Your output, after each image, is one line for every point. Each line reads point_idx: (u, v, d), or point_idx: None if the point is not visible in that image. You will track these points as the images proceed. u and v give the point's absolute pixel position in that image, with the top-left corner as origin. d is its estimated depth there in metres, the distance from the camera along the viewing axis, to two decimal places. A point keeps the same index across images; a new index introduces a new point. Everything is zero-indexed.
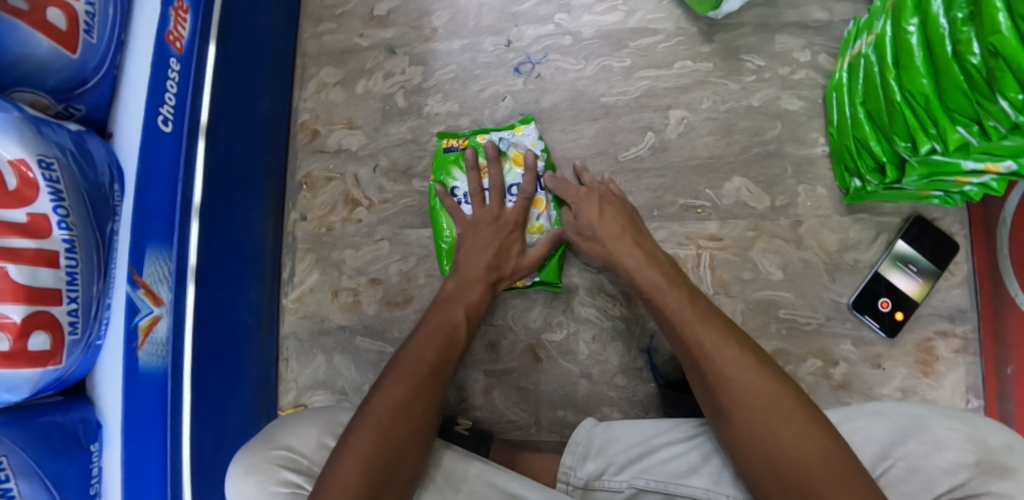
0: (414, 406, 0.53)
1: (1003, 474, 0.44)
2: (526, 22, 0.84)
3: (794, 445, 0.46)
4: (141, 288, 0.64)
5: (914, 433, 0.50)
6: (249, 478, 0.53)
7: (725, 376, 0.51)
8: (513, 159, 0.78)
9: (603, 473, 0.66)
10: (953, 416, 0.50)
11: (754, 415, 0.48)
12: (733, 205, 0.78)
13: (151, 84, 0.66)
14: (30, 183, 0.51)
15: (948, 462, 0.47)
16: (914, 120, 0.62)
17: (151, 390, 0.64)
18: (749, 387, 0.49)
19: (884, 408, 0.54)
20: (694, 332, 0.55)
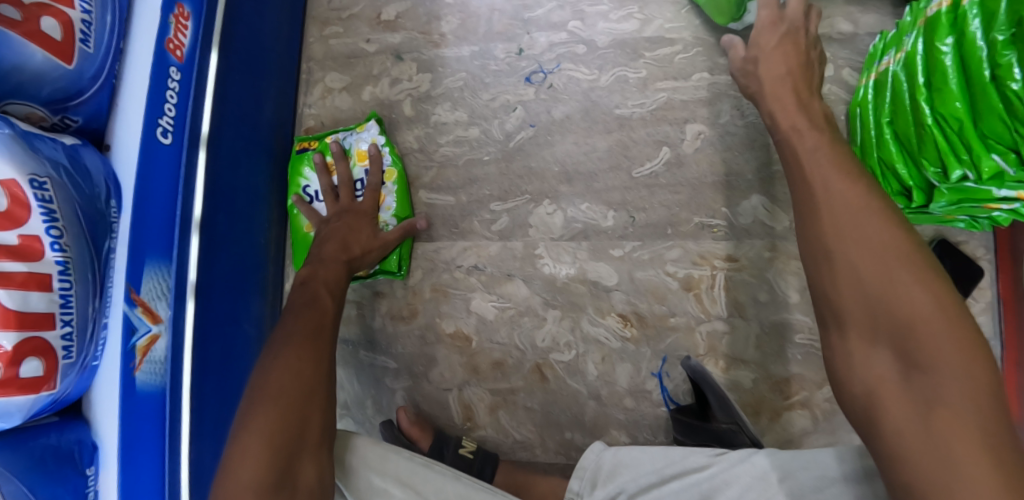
0: (298, 369, 0.51)
1: None
2: (539, 28, 0.81)
3: (903, 294, 0.34)
4: (140, 307, 0.61)
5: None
6: None
7: (840, 210, 0.38)
8: (358, 156, 0.79)
9: None
10: None
11: (864, 252, 0.36)
12: (751, 224, 0.75)
13: (151, 94, 0.64)
14: (22, 203, 0.49)
15: None
16: (946, 143, 0.59)
17: (148, 410, 0.62)
18: (864, 226, 0.37)
19: None
20: (819, 176, 0.42)
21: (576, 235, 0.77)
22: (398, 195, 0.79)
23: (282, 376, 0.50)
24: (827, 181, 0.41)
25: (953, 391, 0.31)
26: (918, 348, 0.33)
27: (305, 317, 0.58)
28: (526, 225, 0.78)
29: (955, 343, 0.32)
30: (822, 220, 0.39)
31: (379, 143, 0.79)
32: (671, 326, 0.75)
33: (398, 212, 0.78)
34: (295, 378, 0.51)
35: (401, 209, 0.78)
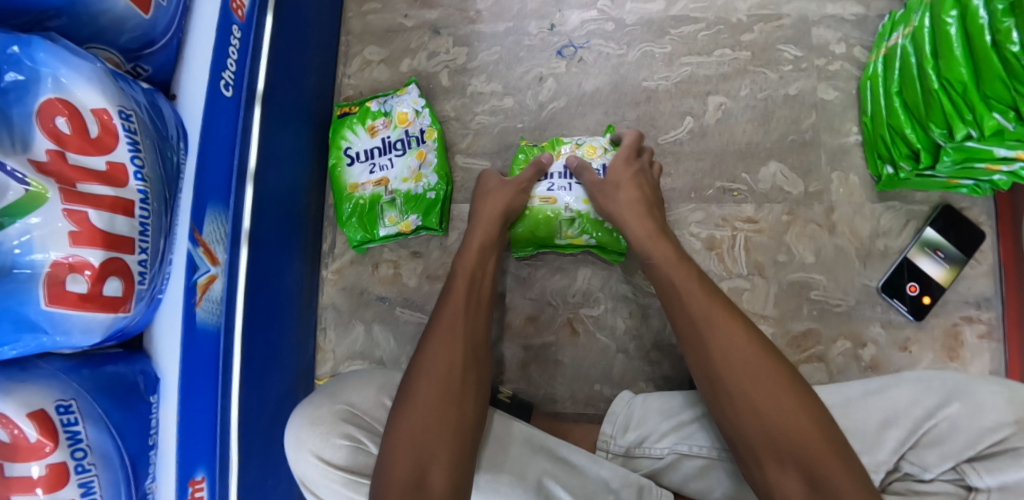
0: (450, 367, 0.58)
1: None
2: (571, 7, 0.86)
3: (798, 426, 0.45)
4: (201, 247, 0.64)
5: (957, 395, 0.52)
6: (316, 428, 0.59)
7: (719, 361, 0.50)
8: (398, 118, 0.84)
9: (644, 441, 0.67)
10: (995, 382, 0.53)
11: (761, 393, 0.47)
12: (770, 190, 0.80)
13: (216, 49, 0.67)
14: (110, 132, 0.52)
15: (991, 421, 0.49)
16: (951, 107, 0.64)
17: (206, 347, 0.66)
18: (741, 360, 0.49)
19: (925, 376, 0.56)
20: (699, 336, 0.52)
21: None
22: (439, 154, 0.83)
23: (435, 371, 0.57)
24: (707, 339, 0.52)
25: (830, 467, 0.43)
26: (817, 477, 0.43)
27: (444, 319, 0.62)
28: None
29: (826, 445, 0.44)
30: (704, 346, 0.51)
31: (418, 106, 0.84)
32: None
33: (438, 170, 0.82)
34: (447, 380, 0.57)
35: (441, 167, 0.83)
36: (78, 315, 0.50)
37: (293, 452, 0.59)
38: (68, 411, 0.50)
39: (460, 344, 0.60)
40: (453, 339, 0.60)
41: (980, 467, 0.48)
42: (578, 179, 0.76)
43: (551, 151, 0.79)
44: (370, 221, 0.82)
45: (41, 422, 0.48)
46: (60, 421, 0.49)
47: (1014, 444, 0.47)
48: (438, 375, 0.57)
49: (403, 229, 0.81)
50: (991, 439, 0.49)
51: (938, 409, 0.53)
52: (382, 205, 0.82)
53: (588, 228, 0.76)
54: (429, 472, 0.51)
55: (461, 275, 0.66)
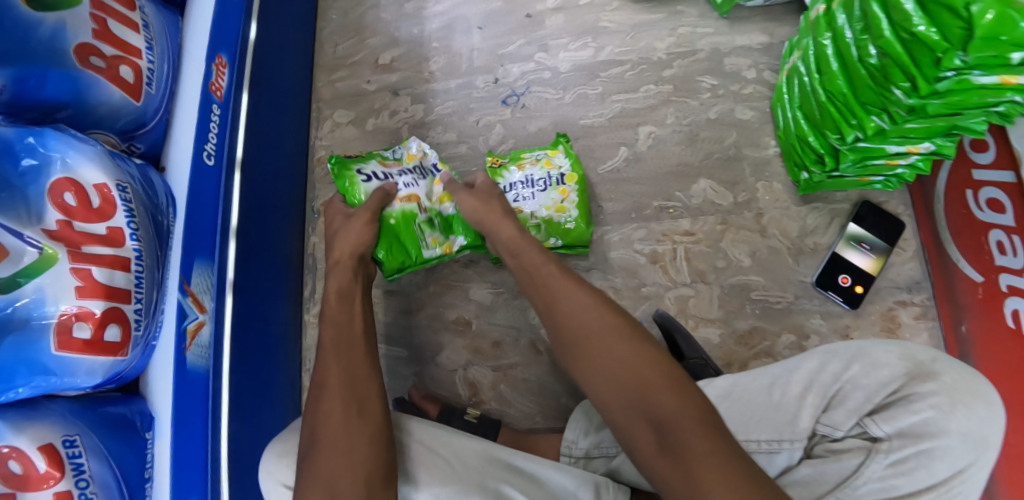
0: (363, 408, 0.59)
1: (927, 378, 0.55)
2: (512, 61, 0.97)
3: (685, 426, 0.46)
4: (190, 297, 0.73)
5: (857, 358, 0.59)
6: (283, 460, 0.65)
7: (608, 373, 0.53)
8: (408, 156, 0.89)
9: (599, 442, 0.74)
10: (890, 342, 0.60)
11: (659, 399, 0.49)
12: (702, 204, 0.88)
13: (198, 125, 0.77)
14: (110, 201, 0.62)
15: (884, 377, 0.57)
16: (839, 115, 0.74)
17: (196, 387, 0.73)
18: (624, 372, 0.52)
19: (835, 345, 0.62)
20: (608, 351, 0.54)
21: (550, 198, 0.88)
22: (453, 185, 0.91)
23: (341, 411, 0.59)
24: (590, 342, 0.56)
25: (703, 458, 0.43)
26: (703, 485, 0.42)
27: (352, 355, 0.65)
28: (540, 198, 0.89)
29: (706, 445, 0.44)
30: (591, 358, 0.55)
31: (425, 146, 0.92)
32: (644, 296, 0.86)
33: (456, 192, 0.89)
34: (343, 423, 0.58)
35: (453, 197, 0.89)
36: (84, 359, 0.58)
37: (268, 483, 0.65)
38: (73, 445, 0.57)
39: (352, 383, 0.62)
40: (337, 379, 0.62)
41: (878, 418, 0.55)
42: (539, 189, 0.85)
43: (509, 170, 0.87)
44: (409, 247, 0.84)
45: (50, 454, 0.54)
46: (65, 453, 0.56)
47: (906, 393, 0.55)
48: (329, 420, 0.58)
49: (446, 252, 0.87)
50: (887, 392, 0.56)
51: (844, 372, 0.59)
52: (420, 226, 0.85)
53: (554, 231, 0.84)
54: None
55: (327, 324, 0.69)
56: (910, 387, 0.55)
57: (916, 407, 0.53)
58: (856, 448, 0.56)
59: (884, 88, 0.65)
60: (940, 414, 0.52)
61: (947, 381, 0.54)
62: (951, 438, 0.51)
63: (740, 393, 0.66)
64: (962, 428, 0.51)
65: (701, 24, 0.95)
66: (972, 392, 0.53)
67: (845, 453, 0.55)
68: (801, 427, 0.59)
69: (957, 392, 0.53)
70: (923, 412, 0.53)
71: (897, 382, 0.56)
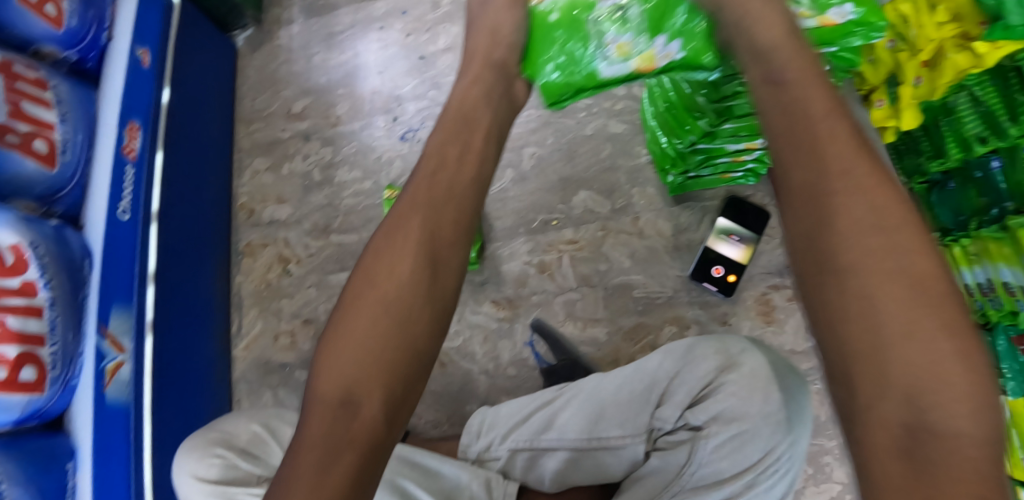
0: (406, 292, 0.43)
1: (733, 369, 0.64)
2: (408, 100, 1.07)
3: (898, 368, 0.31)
4: (108, 339, 0.80)
5: (687, 358, 0.67)
6: (192, 454, 0.73)
7: (872, 290, 0.33)
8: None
9: (490, 446, 0.77)
10: (713, 337, 0.67)
11: (902, 347, 0.31)
12: (583, 213, 0.96)
13: (111, 184, 0.86)
14: (24, 259, 0.70)
15: (703, 371, 0.65)
16: (677, 122, 0.81)
17: (117, 420, 0.80)
18: (903, 292, 0.32)
19: (671, 345, 0.70)
20: (889, 258, 0.33)
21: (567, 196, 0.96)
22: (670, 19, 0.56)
23: (379, 283, 0.44)
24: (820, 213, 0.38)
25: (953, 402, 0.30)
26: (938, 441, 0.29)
27: (393, 300, 0.43)
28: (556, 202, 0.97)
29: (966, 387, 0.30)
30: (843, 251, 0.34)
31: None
32: (534, 303, 0.93)
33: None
34: (394, 293, 0.43)
35: None
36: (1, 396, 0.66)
37: (179, 476, 0.73)
38: None
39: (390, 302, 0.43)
40: (410, 280, 0.44)
41: (695, 409, 0.64)
42: None
43: None
44: (580, 56, 0.58)
45: None
46: None
47: (717, 384, 0.64)
48: (388, 282, 0.44)
49: (644, 69, 0.57)
50: (705, 384, 0.65)
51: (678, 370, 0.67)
52: (598, 21, 0.58)
53: None
54: (351, 382, 0.41)
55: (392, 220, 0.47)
56: (720, 379, 0.64)
57: (721, 398, 0.62)
58: (684, 439, 0.64)
59: (694, 93, 0.73)
60: (740, 401, 0.61)
61: (748, 372, 0.63)
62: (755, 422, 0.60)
63: (595, 394, 0.71)
64: (762, 412, 0.60)
65: None
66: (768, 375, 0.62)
67: (678, 445, 0.64)
68: (641, 423, 0.66)
69: (754, 378, 0.62)
70: (729, 400, 0.62)
71: (709, 374, 0.65)
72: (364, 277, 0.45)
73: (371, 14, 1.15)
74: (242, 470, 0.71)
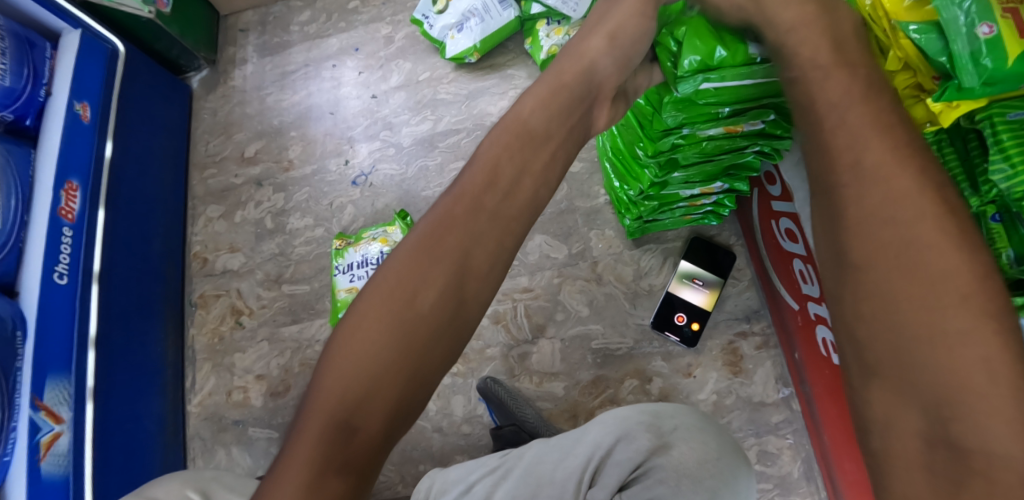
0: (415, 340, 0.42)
1: (663, 451, 0.60)
2: (360, 142, 1.04)
3: (961, 363, 0.31)
4: (43, 411, 0.79)
5: (624, 436, 0.62)
6: None
7: (916, 286, 0.33)
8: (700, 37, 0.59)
9: None
10: (645, 410, 0.64)
11: (966, 388, 0.30)
12: (538, 259, 0.92)
13: (47, 248, 0.84)
14: None
15: (634, 451, 0.60)
16: (625, 168, 0.77)
17: (53, 494, 0.77)
18: (959, 290, 0.32)
19: (608, 417, 0.65)
20: (924, 279, 0.33)
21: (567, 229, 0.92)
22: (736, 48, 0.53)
23: (406, 315, 0.42)
24: (869, 193, 0.36)
25: (993, 401, 0.29)
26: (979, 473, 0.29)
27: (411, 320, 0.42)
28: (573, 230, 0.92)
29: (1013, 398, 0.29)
30: (871, 247, 0.35)
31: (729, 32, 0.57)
32: (488, 356, 0.89)
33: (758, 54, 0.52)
34: (373, 346, 0.41)
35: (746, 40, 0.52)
36: None
37: None
38: None
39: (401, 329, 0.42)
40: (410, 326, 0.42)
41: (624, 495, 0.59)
42: (373, 267, 0.90)
43: (350, 250, 0.93)
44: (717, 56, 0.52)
45: None
46: None
47: (648, 467, 0.59)
48: (365, 334, 0.42)
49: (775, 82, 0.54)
50: (637, 467, 0.60)
51: (612, 445, 0.62)
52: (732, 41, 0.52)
53: None
54: (354, 408, 0.39)
55: (398, 256, 0.45)
56: (651, 462, 0.59)
57: (651, 483, 0.58)
58: None
59: (634, 144, 0.68)
60: (670, 489, 0.57)
61: (677, 456, 0.59)
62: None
63: (533, 463, 0.66)
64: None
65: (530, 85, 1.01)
66: (698, 460, 0.59)
67: None
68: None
69: (685, 462, 0.59)
70: (658, 486, 0.58)
71: (640, 456, 0.60)
72: (445, 293, 0.43)
73: (324, 53, 1.13)
74: None
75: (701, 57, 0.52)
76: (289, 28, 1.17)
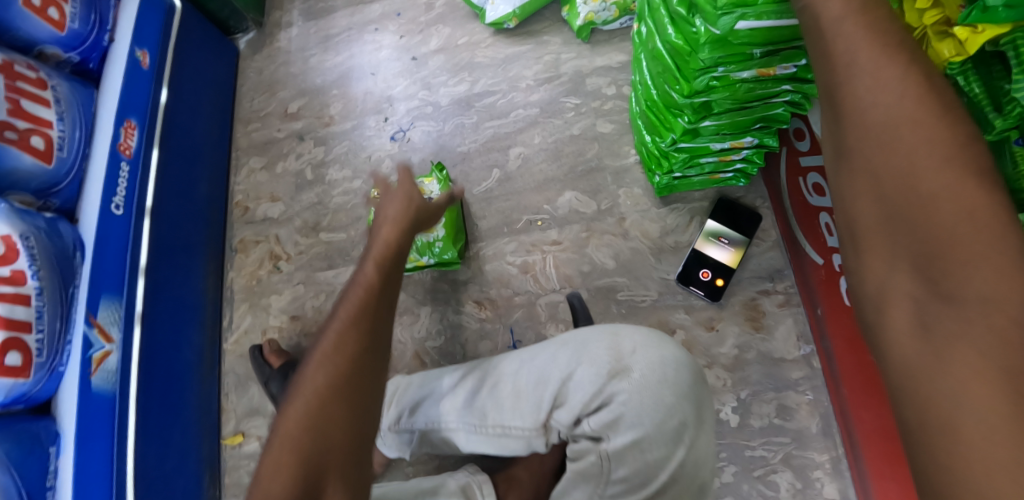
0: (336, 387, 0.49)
1: (622, 374, 0.61)
2: (398, 100, 1.09)
3: (939, 209, 0.33)
4: (96, 328, 0.83)
5: (581, 356, 0.63)
6: None
7: (894, 155, 0.35)
8: None
9: (400, 420, 0.72)
10: (605, 332, 0.65)
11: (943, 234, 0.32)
12: (567, 214, 0.94)
13: (106, 180, 0.89)
14: (14, 249, 0.73)
15: (595, 369, 0.62)
16: (658, 120, 0.80)
17: (101, 406, 0.82)
18: (931, 144, 0.34)
19: (568, 336, 0.66)
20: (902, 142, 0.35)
21: (596, 186, 0.95)
22: None
23: (325, 379, 0.49)
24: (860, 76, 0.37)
25: (980, 249, 0.31)
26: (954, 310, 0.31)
27: (325, 379, 0.49)
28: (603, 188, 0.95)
29: (984, 234, 0.31)
30: (861, 128, 0.37)
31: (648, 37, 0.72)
32: (516, 304, 0.92)
33: None
34: (309, 419, 0.47)
35: None
36: None
37: None
38: None
39: (324, 399, 0.48)
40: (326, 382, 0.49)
41: (590, 417, 0.61)
42: None
43: None
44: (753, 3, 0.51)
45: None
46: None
47: (610, 389, 0.61)
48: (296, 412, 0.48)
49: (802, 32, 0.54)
50: (596, 384, 0.61)
51: (574, 370, 0.62)
52: None
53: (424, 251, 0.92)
54: (318, 469, 0.45)
55: (317, 355, 0.51)
56: (613, 385, 0.61)
57: (616, 405, 0.60)
58: (585, 446, 0.62)
59: (670, 89, 0.71)
60: (633, 409, 0.59)
61: (638, 378, 0.61)
62: (650, 430, 0.59)
63: (501, 379, 0.66)
64: (652, 418, 0.59)
65: (564, 51, 1.04)
66: (658, 378, 0.61)
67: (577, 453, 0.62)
68: (537, 419, 0.63)
69: (645, 383, 0.61)
70: (624, 409, 0.59)
71: (603, 378, 0.61)
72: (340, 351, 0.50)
73: (367, 17, 1.17)
74: None
75: None
76: None
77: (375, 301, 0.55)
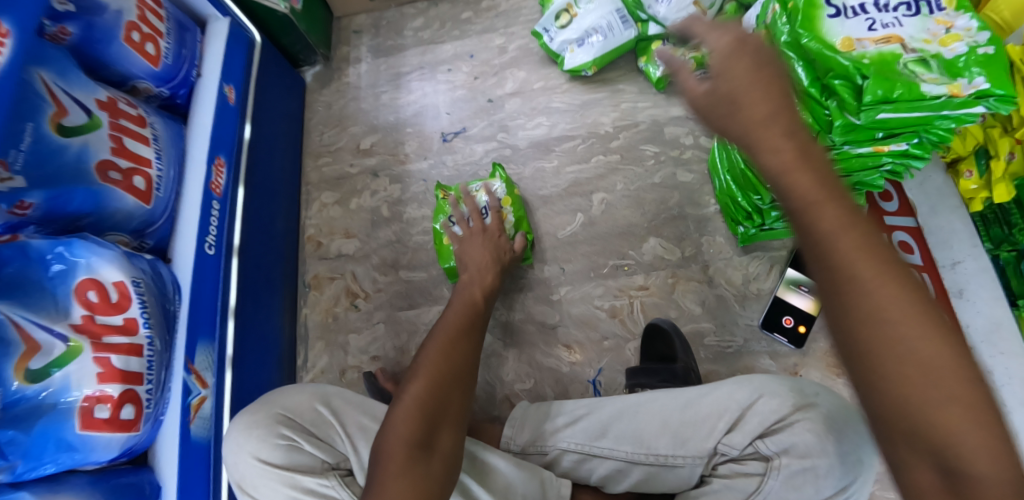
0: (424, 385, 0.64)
1: (808, 408, 0.61)
2: (476, 141, 1.11)
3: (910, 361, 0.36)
4: (194, 374, 0.81)
5: (763, 392, 0.64)
6: (252, 429, 0.67)
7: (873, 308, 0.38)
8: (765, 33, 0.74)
9: (536, 439, 0.75)
10: (787, 379, 0.65)
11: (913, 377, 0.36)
12: (653, 260, 0.98)
13: (200, 219, 0.88)
14: (127, 296, 0.70)
15: (778, 405, 0.62)
16: (755, 179, 0.84)
17: (198, 454, 0.80)
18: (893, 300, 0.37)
19: (744, 378, 0.67)
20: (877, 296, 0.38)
21: (679, 233, 0.99)
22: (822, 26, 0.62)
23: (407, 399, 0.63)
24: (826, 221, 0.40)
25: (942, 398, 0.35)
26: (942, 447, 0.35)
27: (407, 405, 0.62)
28: (686, 236, 0.99)
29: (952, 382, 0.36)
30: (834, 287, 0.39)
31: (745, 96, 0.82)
32: (605, 348, 0.95)
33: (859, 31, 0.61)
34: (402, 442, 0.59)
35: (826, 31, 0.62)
36: (100, 435, 0.65)
37: (233, 454, 0.67)
38: None
39: (439, 380, 0.65)
40: (410, 401, 0.62)
41: (767, 440, 0.61)
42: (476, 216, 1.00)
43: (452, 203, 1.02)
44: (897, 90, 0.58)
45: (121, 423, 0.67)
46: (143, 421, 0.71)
47: (793, 420, 0.60)
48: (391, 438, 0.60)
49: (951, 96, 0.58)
50: (779, 419, 0.61)
51: (754, 400, 0.64)
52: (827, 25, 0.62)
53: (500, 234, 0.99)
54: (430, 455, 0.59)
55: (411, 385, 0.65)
56: (798, 416, 0.60)
57: (796, 430, 0.59)
58: (752, 470, 0.62)
59: None
60: (814, 442, 0.58)
61: (825, 411, 0.60)
62: (823, 460, 0.57)
63: (654, 407, 0.70)
64: (825, 457, 0.57)
65: (641, 99, 1.09)
66: (845, 417, 0.60)
67: (744, 475, 0.62)
68: (706, 447, 0.65)
69: (833, 421, 0.59)
70: (802, 438, 0.58)
71: (786, 410, 0.61)
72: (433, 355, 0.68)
73: (438, 57, 1.20)
74: (306, 454, 0.65)
75: (884, 91, 0.58)
76: (403, 32, 1.24)
77: (479, 315, 0.79)
